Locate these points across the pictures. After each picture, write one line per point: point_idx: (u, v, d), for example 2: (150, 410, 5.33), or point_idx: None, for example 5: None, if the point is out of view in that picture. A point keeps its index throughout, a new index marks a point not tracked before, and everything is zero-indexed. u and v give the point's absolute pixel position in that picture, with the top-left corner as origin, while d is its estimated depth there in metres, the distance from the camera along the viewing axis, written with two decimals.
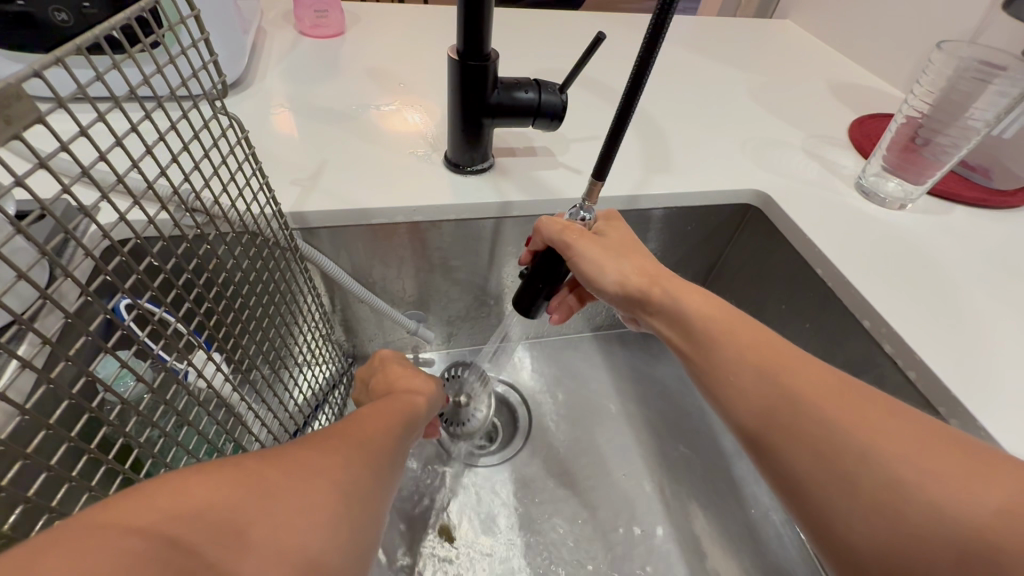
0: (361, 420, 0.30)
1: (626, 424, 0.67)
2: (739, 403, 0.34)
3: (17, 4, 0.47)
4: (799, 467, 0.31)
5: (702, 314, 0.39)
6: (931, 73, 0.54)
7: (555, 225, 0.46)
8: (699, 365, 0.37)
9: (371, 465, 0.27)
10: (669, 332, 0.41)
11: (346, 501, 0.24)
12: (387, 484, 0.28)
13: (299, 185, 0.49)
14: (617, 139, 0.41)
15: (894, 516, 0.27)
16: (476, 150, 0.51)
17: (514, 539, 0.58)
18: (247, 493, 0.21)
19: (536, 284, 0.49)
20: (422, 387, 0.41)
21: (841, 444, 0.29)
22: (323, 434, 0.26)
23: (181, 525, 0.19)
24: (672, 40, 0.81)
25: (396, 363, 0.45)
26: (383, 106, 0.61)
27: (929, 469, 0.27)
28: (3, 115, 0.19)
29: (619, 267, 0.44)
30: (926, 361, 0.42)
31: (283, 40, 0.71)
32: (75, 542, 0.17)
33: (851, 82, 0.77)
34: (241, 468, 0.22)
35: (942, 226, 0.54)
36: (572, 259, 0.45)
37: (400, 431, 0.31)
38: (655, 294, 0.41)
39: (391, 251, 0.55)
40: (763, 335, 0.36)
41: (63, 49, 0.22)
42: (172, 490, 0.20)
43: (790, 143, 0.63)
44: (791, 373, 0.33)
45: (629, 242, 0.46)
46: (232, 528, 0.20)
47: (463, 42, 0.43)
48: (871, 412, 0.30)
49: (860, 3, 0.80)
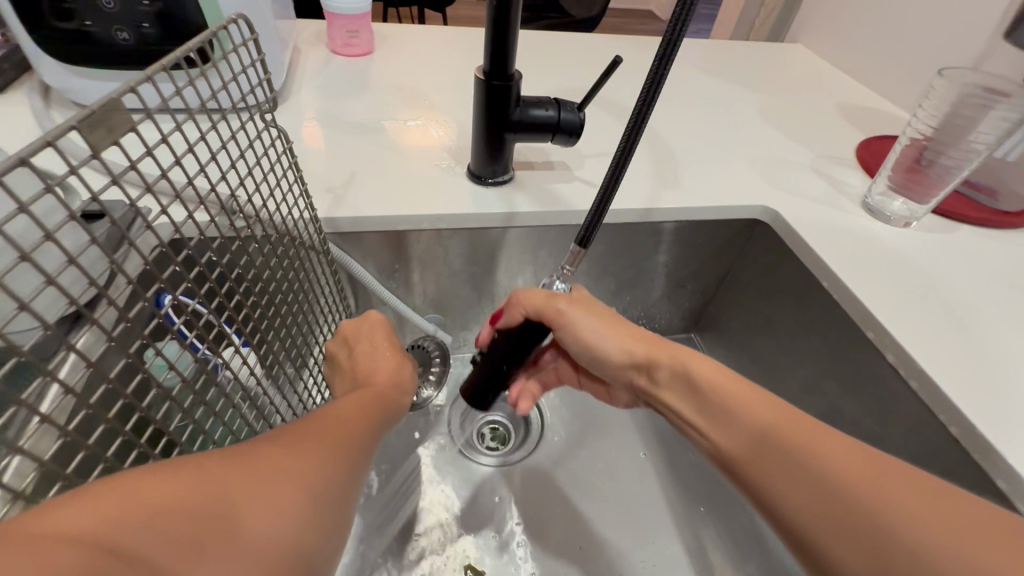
0: (339, 413, 0.33)
1: (634, 431, 0.69)
2: (739, 434, 0.37)
3: (81, 23, 0.51)
4: (773, 491, 0.34)
5: (698, 368, 0.41)
6: (934, 99, 0.56)
7: (534, 298, 0.48)
8: (702, 418, 0.40)
9: (345, 460, 0.29)
10: (671, 390, 0.43)
11: (315, 497, 0.26)
12: (357, 478, 0.30)
13: (331, 192, 0.52)
14: (626, 160, 0.42)
15: (868, 540, 0.29)
16: (497, 163, 0.54)
17: (522, 537, 0.60)
18: (218, 494, 0.23)
19: (500, 364, 0.53)
20: (398, 379, 0.44)
21: (828, 488, 0.31)
22: (293, 433, 0.28)
23: (130, 532, 0.20)
24: (685, 62, 0.85)
25: (381, 341, 0.48)
26: (409, 121, 0.65)
27: (891, 494, 0.30)
28: (107, 125, 0.23)
29: (619, 334, 0.46)
30: (927, 371, 0.43)
31: (316, 58, 0.76)
32: (30, 541, 0.18)
33: (860, 104, 0.79)
34: (198, 470, 0.23)
35: (946, 243, 0.56)
36: (562, 326, 0.47)
37: (372, 427, 0.34)
38: (663, 359, 0.43)
39: (413, 255, 0.58)
40: (756, 392, 0.38)
41: (154, 68, 0.26)
42: (132, 492, 0.21)
43: (799, 162, 0.65)
44: (769, 416, 0.36)
45: (613, 312, 0.49)
46: (204, 530, 0.22)
47: (489, 64, 0.47)
48: (838, 445, 0.33)
49: (868, 30, 0.83)
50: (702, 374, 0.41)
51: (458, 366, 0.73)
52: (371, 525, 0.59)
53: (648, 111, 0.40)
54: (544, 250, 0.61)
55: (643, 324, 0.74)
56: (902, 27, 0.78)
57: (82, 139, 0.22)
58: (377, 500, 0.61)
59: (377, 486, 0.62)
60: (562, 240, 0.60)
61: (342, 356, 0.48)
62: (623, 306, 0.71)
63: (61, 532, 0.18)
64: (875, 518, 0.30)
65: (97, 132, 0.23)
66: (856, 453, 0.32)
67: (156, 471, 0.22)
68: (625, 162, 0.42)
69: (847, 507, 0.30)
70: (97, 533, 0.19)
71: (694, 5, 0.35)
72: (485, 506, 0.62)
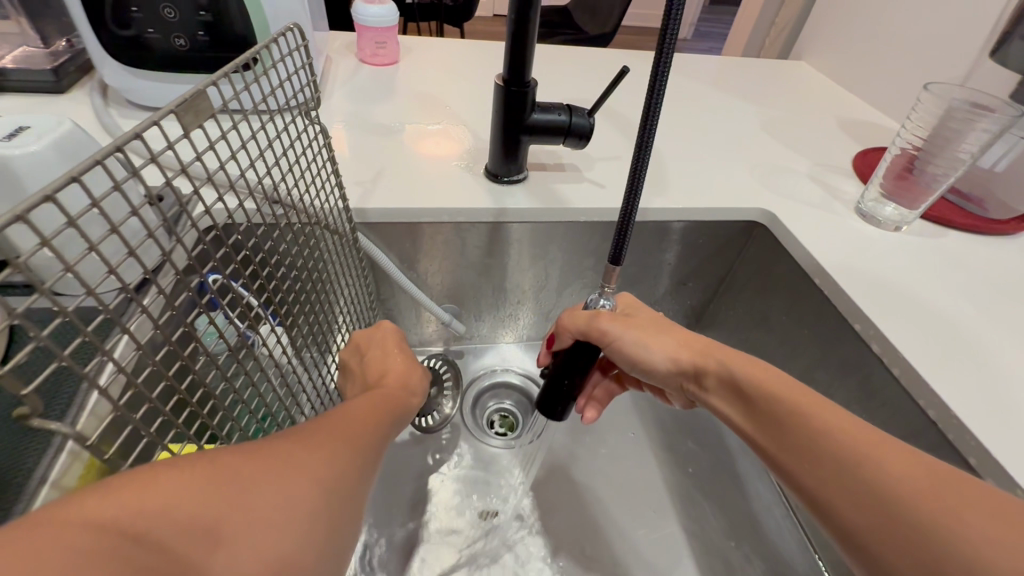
0: (350, 414, 0.31)
1: (637, 422, 0.72)
2: (784, 436, 0.37)
3: (143, 31, 0.57)
4: (808, 482, 0.34)
5: (733, 372, 0.42)
6: (921, 112, 0.60)
7: (578, 321, 0.51)
8: (752, 429, 0.40)
9: (363, 460, 0.28)
10: (718, 396, 0.43)
11: (331, 498, 0.25)
12: (370, 480, 0.29)
13: (361, 185, 0.57)
14: (641, 174, 0.43)
15: (903, 533, 0.29)
16: (512, 162, 0.59)
17: (527, 519, 0.63)
18: (244, 484, 0.22)
19: (561, 380, 0.53)
20: (407, 381, 0.41)
21: (865, 485, 0.31)
22: (318, 425, 0.28)
23: (154, 519, 0.20)
24: (691, 76, 0.89)
25: (394, 348, 0.45)
26: (430, 125, 0.70)
27: (931, 495, 0.29)
28: (196, 111, 0.29)
29: (664, 344, 0.47)
30: (909, 359, 0.46)
31: (346, 67, 0.81)
32: (62, 524, 0.18)
33: (859, 117, 0.83)
34: (219, 462, 0.23)
35: (933, 246, 0.59)
36: (610, 344, 0.49)
37: (378, 436, 0.31)
38: (711, 366, 0.44)
39: (434, 246, 0.62)
40: (802, 392, 0.38)
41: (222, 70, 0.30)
42: (168, 481, 0.21)
43: (797, 169, 0.69)
44: (818, 417, 0.36)
45: (656, 318, 0.50)
46: (215, 522, 0.21)
47: (507, 71, 0.51)
48: (882, 445, 0.33)
49: (867, 47, 0.88)
50: (743, 379, 0.41)
51: (468, 357, 0.77)
52: (386, 500, 0.62)
53: (655, 127, 0.42)
54: (554, 246, 0.65)
55: None
56: (898, 45, 0.82)
57: (179, 121, 0.27)
58: (391, 478, 0.64)
59: (392, 465, 0.65)
60: (571, 237, 0.65)
61: (354, 364, 0.46)
62: None
63: (90, 519, 0.18)
64: (908, 511, 0.29)
65: (189, 118, 0.28)
66: (903, 453, 0.32)
67: (183, 459, 0.22)
68: (641, 176, 0.44)
69: (885, 505, 0.30)
70: (121, 522, 0.19)
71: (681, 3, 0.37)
72: (495, 494, 0.64)
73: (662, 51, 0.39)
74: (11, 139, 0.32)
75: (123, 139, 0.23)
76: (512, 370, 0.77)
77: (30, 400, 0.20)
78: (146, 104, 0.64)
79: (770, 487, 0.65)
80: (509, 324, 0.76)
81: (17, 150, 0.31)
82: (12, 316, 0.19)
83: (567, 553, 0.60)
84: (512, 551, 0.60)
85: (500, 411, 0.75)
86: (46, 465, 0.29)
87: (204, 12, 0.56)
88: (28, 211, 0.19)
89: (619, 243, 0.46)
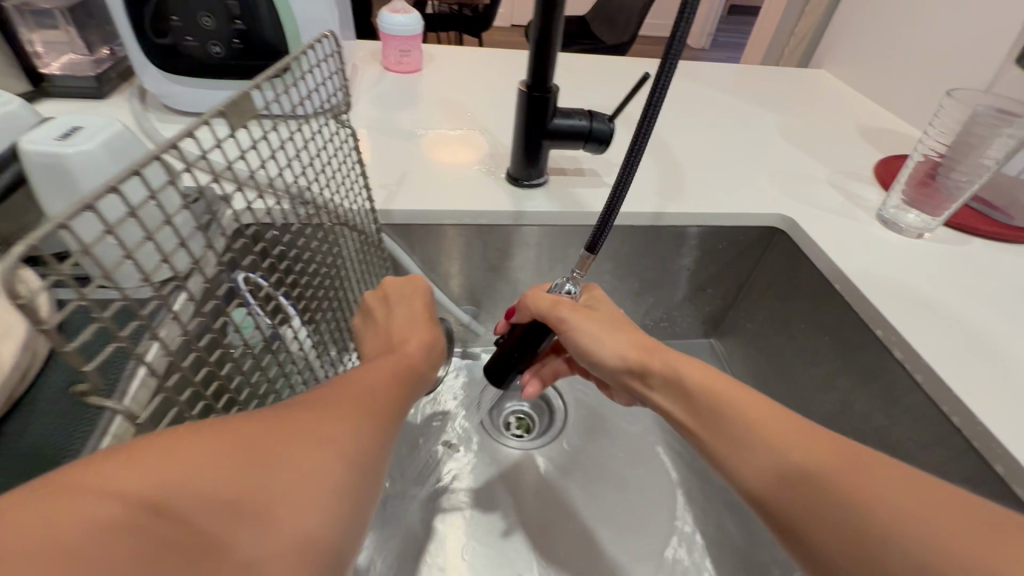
0: (369, 387, 0.31)
1: (654, 426, 0.72)
2: (743, 442, 0.35)
3: (181, 39, 0.60)
4: (764, 482, 0.33)
5: (699, 378, 0.40)
6: (944, 118, 0.60)
7: (540, 304, 0.49)
8: (704, 433, 0.38)
9: (380, 432, 0.29)
10: (667, 400, 0.42)
11: (350, 469, 0.25)
12: (388, 446, 0.29)
13: (386, 188, 0.59)
14: (635, 159, 0.44)
15: (867, 545, 0.28)
16: (534, 167, 0.60)
17: (515, 523, 0.62)
18: (266, 463, 0.23)
19: (512, 355, 0.55)
20: (429, 348, 0.41)
21: (829, 492, 0.30)
22: (337, 401, 0.28)
23: (177, 491, 0.20)
24: (710, 84, 0.90)
25: (420, 308, 0.45)
26: (451, 130, 0.72)
27: (896, 504, 0.28)
28: (240, 110, 0.30)
29: (617, 340, 0.46)
30: (933, 365, 0.46)
31: (371, 74, 0.84)
32: (84, 497, 0.18)
33: (879, 124, 0.83)
34: (244, 435, 0.23)
35: (957, 253, 0.59)
36: (567, 333, 0.48)
37: (394, 408, 0.32)
38: (655, 366, 0.43)
39: (454, 248, 0.64)
40: (765, 404, 0.36)
41: (261, 77, 0.32)
42: (193, 457, 0.21)
43: (817, 177, 0.69)
44: (776, 428, 0.34)
45: (617, 319, 0.49)
46: (235, 498, 0.21)
47: (531, 76, 0.53)
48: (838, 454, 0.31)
49: (889, 54, 0.88)
50: (702, 388, 0.39)
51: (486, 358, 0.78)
52: (404, 497, 0.63)
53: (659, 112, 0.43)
54: (573, 249, 0.66)
55: (664, 326, 0.78)
56: (921, 51, 0.82)
57: (226, 121, 0.29)
58: (406, 476, 0.65)
59: (407, 463, 0.66)
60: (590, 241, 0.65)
61: (377, 309, 0.46)
62: (645, 308, 0.75)
63: (128, 494, 0.19)
64: (866, 518, 0.28)
65: (235, 117, 0.30)
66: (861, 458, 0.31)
67: (194, 430, 0.23)
68: (630, 171, 0.45)
69: (846, 511, 0.29)
70: (148, 495, 0.19)
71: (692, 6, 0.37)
72: (509, 495, 0.65)
73: (669, 53, 0.40)
74: (65, 139, 0.34)
75: (178, 136, 0.25)
76: None
77: (90, 375, 0.22)
78: (182, 109, 0.66)
79: None
80: None
81: (71, 149, 0.33)
82: (79, 298, 0.21)
83: (584, 553, 0.60)
84: (515, 554, 0.60)
85: (517, 411, 0.75)
86: (93, 445, 0.31)
87: (239, 21, 0.59)
88: (94, 200, 0.21)
89: (608, 214, 0.46)
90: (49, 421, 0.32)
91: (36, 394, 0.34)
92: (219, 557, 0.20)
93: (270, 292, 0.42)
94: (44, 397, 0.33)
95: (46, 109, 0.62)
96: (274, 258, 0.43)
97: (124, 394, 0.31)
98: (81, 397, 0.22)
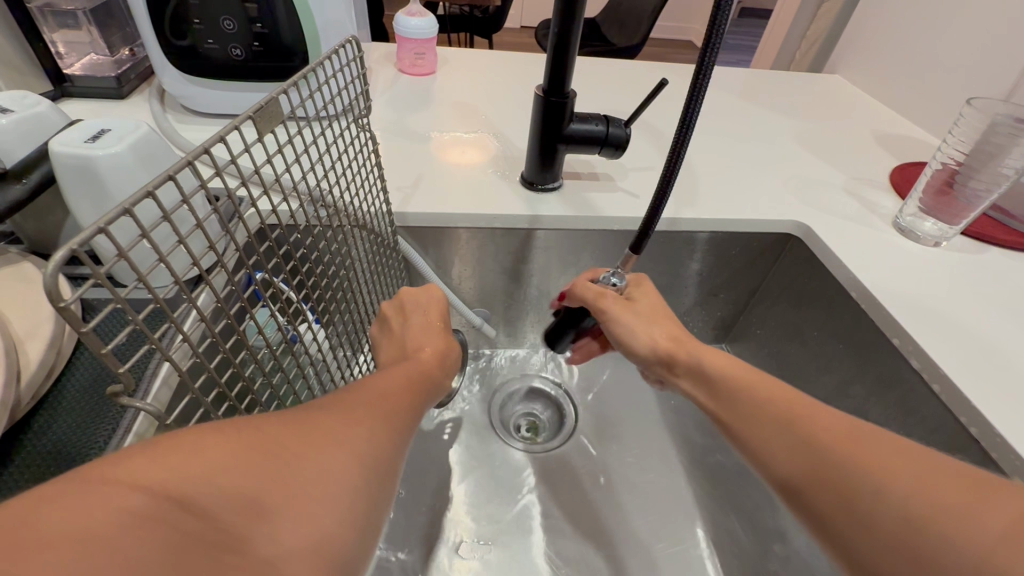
0: (384, 391, 0.31)
1: (664, 431, 0.72)
2: (764, 427, 0.34)
3: (202, 41, 0.61)
4: (784, 463, 0.32)
5: (724, 372, 0.39)
6: (963, 126, 0.59)
7: (585, 291, 0.49)
8: (727, 419, 0.37)
9: (392, 434, 0.29)
10: (694, 390, 0.41)
11: (361, 471, 0.26)
12: (401, 450, 0.30)
13: (402, 191, 0.59)
14: (674, 169, 0.44)
15: (889, 533, 0.27)
16: (549, 171, 0.60)
17: (523, 524, 0.62)
18: (286, 462, 0.23)
19: (564, 330, 0.55)
20: (443, 356, 0.41)
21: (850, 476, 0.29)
22: (353, 403, 0.29)
23: (196, 485, 0.20)
24: (723, 89, 0.90)
25: (436, 317, 0.46)
26: (464, 133, 0.72)
27: (921, 493, 0.27)
28: (268, 116, 0.31)
29: (650, 331, 0.46)
30: (950, 376, 0.46)
31: (386, 77, 0.84)
32: (109, 487, 0.18)
33: (894, 131, 0.82)
34: (261, 432, 0.24)
35: (974, 262, 0.58)
36: (605, 324, 0.48)
37: (410, 413, 0.32)
38: (682, 357, 0.42)
39: (469, 252, 0.64)
40: (788, 393, 0.36)
41: (288, 82, 0.32)
42: (213, 454, 0.21)
43: (832, 183, 0.69)
44: (800, 412, 0.33)
45: (660, 309, 0.48)
46: (253, 493, 0.21)
47: (548, 81, 0.53)
48: (862, 439, 0.30)
49: (905, 61, 0.87)
50: (727, 377, 0.39)
51: (495, 360, 0.78)
52: (414, 498, 0.63)
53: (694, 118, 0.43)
54: (586, 253, 0.66)
55: None
56: (937, 58, 0.81)
57: (254, 127, 0.29)
58: (416, 477, 0.65)
59: (417, 462, 0.66)
60: (604, 245, 0.65)
61: (394, 325, 0.46)
62: None
63: (155, 485, 0.19)
64: (887, 504, 0.27)
65: (262, 123, 0.30)
66: (888, 443, 0.30)
67: (213, 426, 0.22)
68: (673, 175, 0.45)
69: (865, 493, 0.28)
70: (169, 485, 0.19)
71: (727, 13, 0.38)
72: (529, 497, 0.65)
73: (703, 62, 0.40)
74: (95, 142, 0.34)
75: (210, 142, 0.25)
76: (540, 376, 0.78)
77: (123, 377, 0.22)
78: (200, 110, 0.67)
79: None
80: (537, 330, 0.77)
81: (100, 151, 0.34)
82: (116, 300, 0.21)
83: (595, 556, 0.60)
84: (524, 557, 0.60)
85: (528, 415, 0.76)
86: (118, 441, 0.31)
87: (258, 24, 0.60)
88: (131, 205, 0.21)
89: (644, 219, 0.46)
90: (72, 419, 0.32)
91: (59, 392, 0.34)
92: (238, 548, 0.20)
93: (288, 294, 0.42)
94: (65, 398, 0.34)
95: (69, 109, 0.63)
96: (295, 261, 0.43)
97: (147, 392, 0.32)
98: (113, 397, 0.23)
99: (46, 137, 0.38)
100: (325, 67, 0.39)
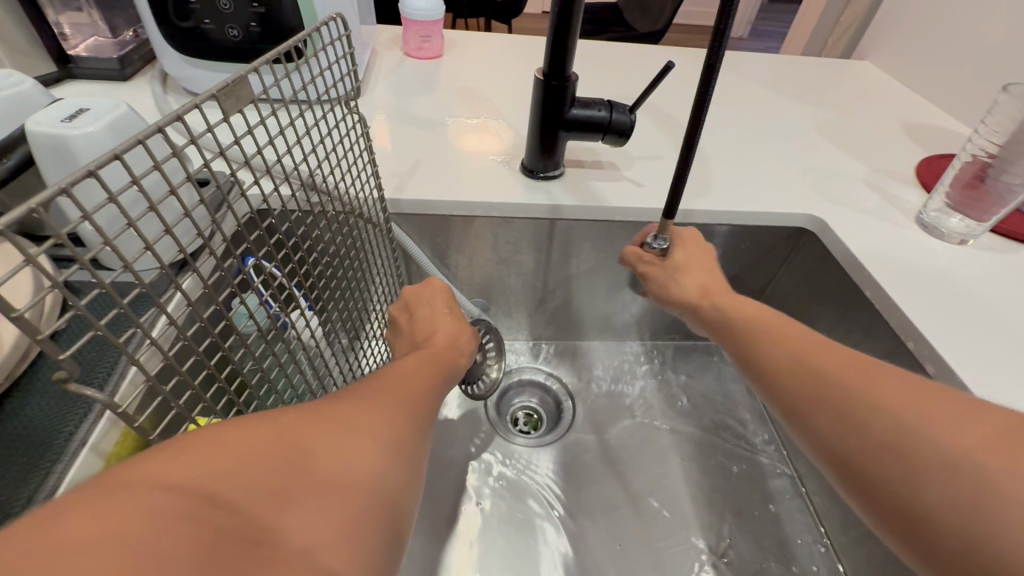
0: (403, 378, 0.30)
1: (666, 428, 0.70)
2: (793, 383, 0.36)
3: (198, 22, 0.60)
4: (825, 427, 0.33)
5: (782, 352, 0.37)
6: (998, 115, 0.55)
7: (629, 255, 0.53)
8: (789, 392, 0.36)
9: (416, 420, 0.28)
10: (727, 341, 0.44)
11: (387, 463, 0.24)
12: (425, 435, 0.28)
13: (398, 177, 0.58)
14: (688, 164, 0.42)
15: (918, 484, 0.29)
16: (549, 158, 0.58)
17: (521, 513, 0.61)
18: (308, 450, 0.22)
19: None
20: (454, 342, 0.40)
21: (899, 458, 0.30)
22: (368, 392, 0.27)
23: (212, 480, 0.19)
24: (743, 74, 0.86)
25: (443, 309, 0.44)
26: (468, 118, 0.70)
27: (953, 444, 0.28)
28: (235, 95, 0.29)
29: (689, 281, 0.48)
30: (966, 382, 0.43)
31: (391, 59, 0.83)
32: (108, 490, 0.18)
33: (924, 119, 0.78)
34: (276, 422, 0.23)
35: (1002, 261, 0.54)
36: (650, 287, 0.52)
37: (428, 397, 0.30)
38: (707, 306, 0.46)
39: (467, 241, 0.63)
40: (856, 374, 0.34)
41: (258, 61, 0.30)
42: (218, 446, 0.20)
43: (854, 175, 0.65)
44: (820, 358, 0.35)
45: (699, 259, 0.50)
46: (270, 484, 0.20)
47: (547, 64, 0.50)
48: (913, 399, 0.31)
49: (941, 45, 0.81)
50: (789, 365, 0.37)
51: None
52: None
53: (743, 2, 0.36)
54: (588, 244, 0.64)
55: (680, 326, 0.76)
56: (974, 43, 0.76)
57: (219, 104, 0.28)
58: None
59: None
60: (608, 236, 0.63)
61: (400, 322, 0.45)
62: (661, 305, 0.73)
63: (136, 481, 0.18)
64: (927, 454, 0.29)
65: (229, 100, 0.29)
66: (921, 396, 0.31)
67: (213, 430, 0.21)
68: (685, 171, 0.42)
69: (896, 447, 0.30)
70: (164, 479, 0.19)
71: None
72: (529, 504, 0.62)
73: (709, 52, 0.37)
74: (72, 121, 0.34)
75: (165, 120, 0.24)
76: (540, 368, 0.76)
77: (66, 364, 0.22)
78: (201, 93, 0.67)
79: (804, 507, 0.64)
80: (537, 322, 0.75)
81: (76, 131, 0.33)
82: (53, 284, 0.20)
83: (589, 550, 0.59)
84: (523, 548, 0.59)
85: (525, 407, 0.74)
86: (88, 428, 0.31)
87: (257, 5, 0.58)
88: (70, 185, 0.20)
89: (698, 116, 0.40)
90: (49, 403, 0.32)
91: (36, 372, 0.34)
92: (266, 542, 0.19)
93: (279, 282, 0.41)
94: (40, 384, 0.33)
95: (71, 91, 0.64)
96: (285, 246, 0.42)
97: (114, 391, 0.31)
98: (60, 383, 0.22)
99: (23, 115, 0.37)
100: (304, 46, 0.37)
